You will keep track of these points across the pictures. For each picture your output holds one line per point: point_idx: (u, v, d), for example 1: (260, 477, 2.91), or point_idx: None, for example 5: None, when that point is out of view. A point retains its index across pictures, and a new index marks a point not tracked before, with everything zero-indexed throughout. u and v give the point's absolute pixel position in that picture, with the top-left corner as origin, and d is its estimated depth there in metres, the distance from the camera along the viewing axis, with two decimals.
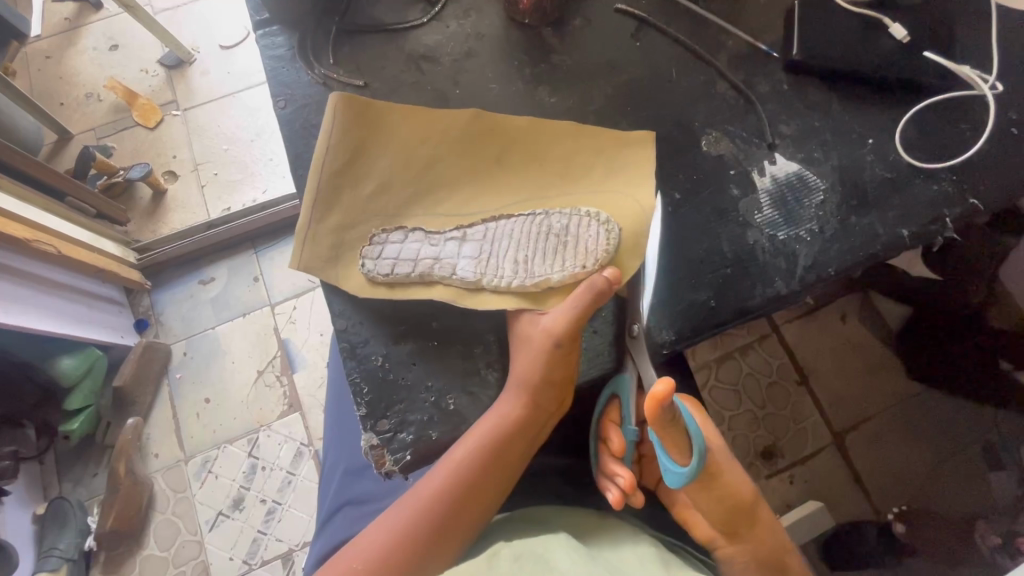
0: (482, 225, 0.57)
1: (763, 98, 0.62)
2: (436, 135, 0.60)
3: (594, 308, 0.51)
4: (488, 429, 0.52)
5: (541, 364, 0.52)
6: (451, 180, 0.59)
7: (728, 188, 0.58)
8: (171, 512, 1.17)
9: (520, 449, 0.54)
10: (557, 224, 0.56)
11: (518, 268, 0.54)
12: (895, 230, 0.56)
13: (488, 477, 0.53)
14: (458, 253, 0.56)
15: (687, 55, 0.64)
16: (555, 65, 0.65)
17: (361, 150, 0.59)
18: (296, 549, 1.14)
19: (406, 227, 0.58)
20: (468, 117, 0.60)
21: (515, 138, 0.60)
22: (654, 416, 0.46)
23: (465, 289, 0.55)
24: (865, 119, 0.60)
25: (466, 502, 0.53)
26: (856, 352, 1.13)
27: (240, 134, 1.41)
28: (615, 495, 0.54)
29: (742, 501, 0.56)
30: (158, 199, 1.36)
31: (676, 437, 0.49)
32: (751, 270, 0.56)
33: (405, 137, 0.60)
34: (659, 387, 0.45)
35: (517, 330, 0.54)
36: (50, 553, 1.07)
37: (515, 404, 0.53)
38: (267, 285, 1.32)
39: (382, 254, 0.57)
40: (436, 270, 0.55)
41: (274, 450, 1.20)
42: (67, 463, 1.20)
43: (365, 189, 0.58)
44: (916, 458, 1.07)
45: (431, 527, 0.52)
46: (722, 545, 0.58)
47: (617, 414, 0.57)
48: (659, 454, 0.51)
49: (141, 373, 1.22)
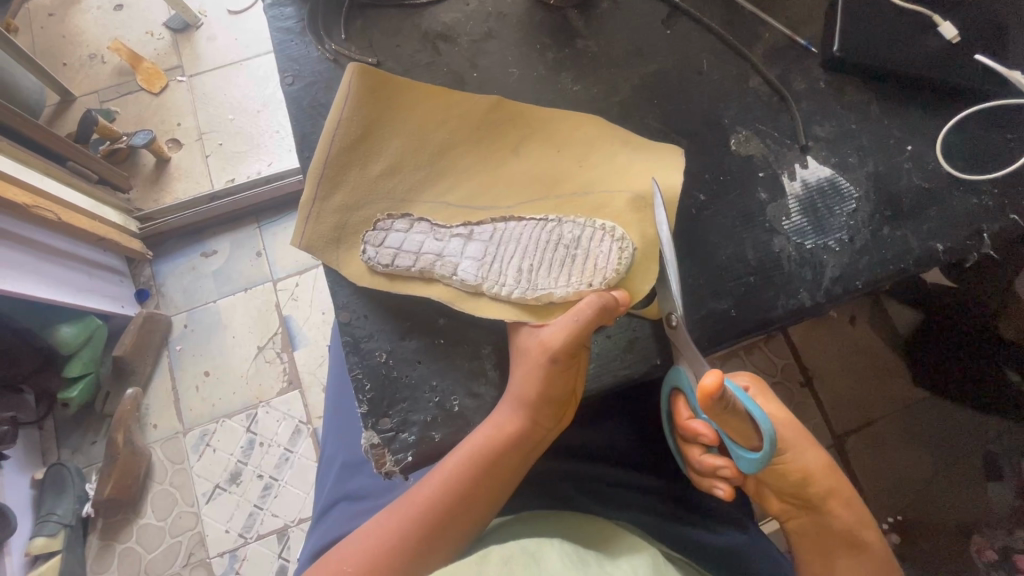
0: (490, 224, 0.55)
1: (798, 96, 0.58)
2: (454, 118, 0.57)
3: (597, 323, 0.49)
4: (482, 440, 0.50)
5: (536, 380, 0.49)
6: (460, 173, 0.57)
7: (756, 191, 0.55)
8: (169, 482, 1.17)
9: (511, 465, 0.52)
10: (567, 235, 0.53)
11: (521, 277, 0.52)
12: (929, 244, 0.53)
13: (481, 489, 0.51)
14: (461, 250, 0.54)
15: (721, 46, 0.61)
16: (580, 50, 0.61)
17: (373, 128, 0.57)
18: (292, 525, 1.14)
19: (412, 215, 0.56)
20: (488, 104, 0.58)
21: (537, 127, 0.58)
22: (710, 410, 0.45)
23: (462, 291, 0.53)
24: (906, 124, 0.57)
25: (455, 513, 0.51)
26: (865, 357, 1.11)
27: (247, 104, 1.37)
28: (727, 488, 0.53)
29: (813, 479, 0.54)
30: (162, 166, 1.33)
31: (737, 424, 0.47)
32: (775, 280, 0.53)
33: (421, 118, 0.57)
34: (709, 380, 0.43)
35: (516, 342, 0.51)
36: (48, 518, 1.08)
37: (511, 416, 0.50)
38: (270, 259, 1.30)
39: (386, 242, 0.55)
40: (437, 268, 0.53)
41: (272, 426, 1.20)
42: (65, 430, 1.19)
43: (372, 170, 0.56)
44: (915, 464, 1.05)
45: (420, 537, 0.51)
46: (795, 515, 0.57)
47: (688, 409, 0.53)
48: (728, 441, 0.50)
49: (141, 343, 1.20)
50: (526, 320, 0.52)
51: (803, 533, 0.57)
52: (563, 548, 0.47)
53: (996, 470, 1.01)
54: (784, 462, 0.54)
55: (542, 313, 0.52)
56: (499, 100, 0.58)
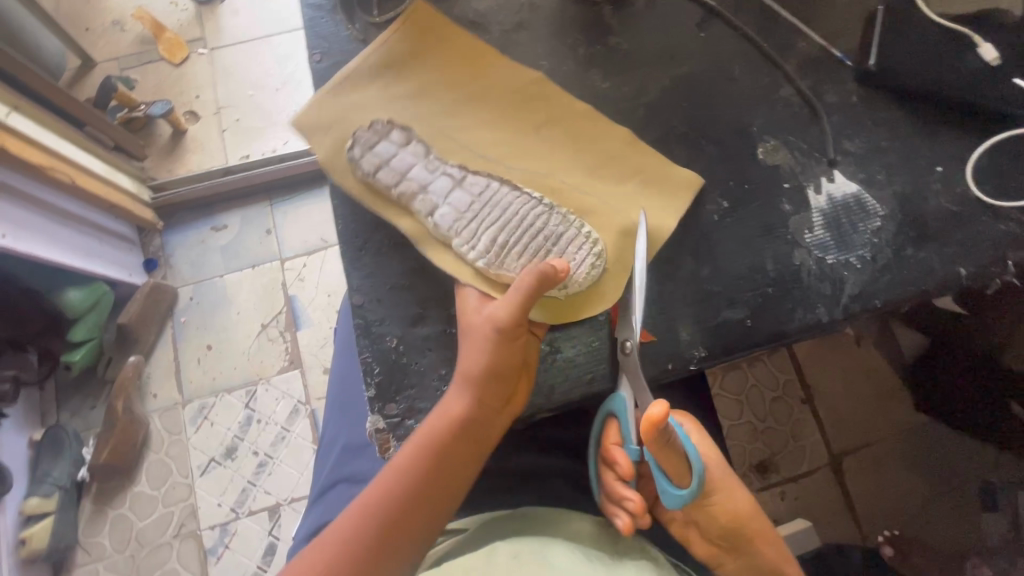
0: (484, 179, 0.55)
1: (829, 109, 0.58)
2: (495, 70, 0.59)
3: (534, 293, 0.48)
4: (430, 424, 0.49)
5: (482, 354, 0.48)
6: (466, 135, 0.57)
7: (780, 202, 0.55)
8: (165, 453, 1.17)
9: (464, 451, 0.49)
10: (549, 226, 0.53)
11: (488, 246, 0.52)
12: (952, 267, 0.52)
13: (435, 481, 0.49)
14: (444, 193, 0.54)
15: (754, 52, 0.60)
16: (611, 47, 0.61)
17: (414, 61, 0.59)
18: (284, 504, 1.14)
19: (411, 132, 0.57)
20: (513, 83, 0.59)
21: (572, 110, 0.58)
22: (651, 440, 0.45)
23: (431, 231, 0.54)
24: (937, 144, 0.56)
25: (410, 509, 0.48)
26: (868, 378, 1.10)
27: (267, 80, 1.37)
28: (626, 520, 0.51)
29: (738, 517, 0.53)
30: (177, 137, 1.33)
31: (673, 459, 0.48)
32: (793, 293, 0.53)
33: (463, 64, 0.59)
34: (655, 410, 0.44)
35: (462, 317, 0.51)
36: (44, 479, 1.08)
37: (459, 399, 0.49)
38: (280, 238, 1.30)
39: (375, 148, 0.55)
40: (416, 199, 0.54)
41: (271, 404, 1.20)
42: (66, 393, 1.19)
43: (388, 106, 0.58)
44: (910, 488, 1.05)
45: (375, 534, 0.48)
46: (724, 560, 0.54)
47: (617, 435, 0.53)
48: (659, 475, 0.50)
49: (146, 313, 1.20)
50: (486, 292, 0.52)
51: None
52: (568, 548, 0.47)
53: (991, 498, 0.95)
54: (710, 500, 0.52)
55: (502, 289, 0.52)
56: (529, 81, 0.59)
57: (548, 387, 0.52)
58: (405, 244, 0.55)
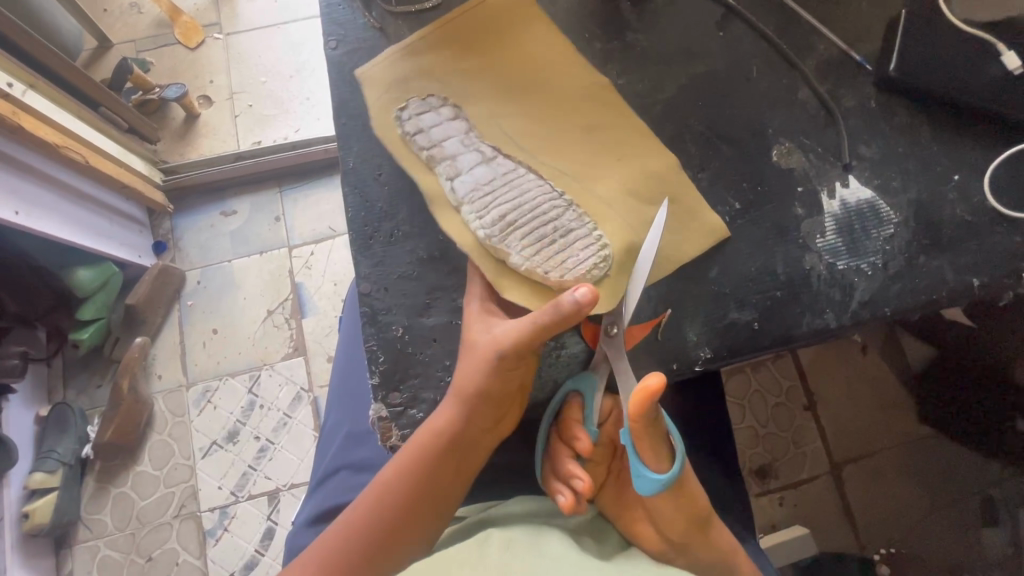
0: (512, 165, 0.56)
1: (847, 113, 0.57)
2: (557, 60, 0.59)
3: (552, 327, 0.47)
4: (422, 435, 0.49)
5: (481, 374, 0.48)
6: (477, 108, 0.58)
7: (792, 206, 0.54)
8: (168, 434, 1.18)
9: (456, 460, 0.50)
10: (562, 220, 0.53)
11: (495, 223, 0.53)
12: (964, 278, 0.52)
13: (423, 493, 0.50)
14: (470, 165, 0.55)
15: (772, 53, 0.59)
16: (628, 43, 0.60)
17: (484, 39, 0.60)
18: (283, 489, 1.15)
19: (461, 111, 0.58)
20: (535, 69, 0.59)
21: (615, 112, 0.58)
22: (643, 415, 0.43)
23: (447, 198, 0.55)
24: (954, 153, 0.55)
25: (403, 518, 0.49)
26: (873, 386, 1.08)
27: (281, 68, 1.37)
28: (569, 497, 0.49)
29: (702, 512, 0.51)
30: (190, 122, 1.34)
31: (654, 440, 0.46)
32: (803, 297, 0.52)
33: (529, 50, 0.60)
34: (652, 380, 0.43)
35: (466, 327, 0.51)
36: (49, 455, 1.10)
37: (450, 413, 0.49)
38: (289, 225, 1.30)
39: (421, 115, 0.57)
40: (443, 166, 0.55)
41: (274, 390, 1.21)
42: (72, 371, 1.21)
43: (410, 63, 0.59)
44: (911, 500, 1.03)
45: (370, 543, 0.49)
46: (672, 557, 0.52)
47: (580, 413, 0.52)
48: (634, 458, 0.48)
49: (154, 294, 1.21)
50: (490, 269, 0.52)
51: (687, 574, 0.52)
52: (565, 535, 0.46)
53: (993, 514, 0.99)
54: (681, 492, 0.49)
55: (504, 265, 0.52)
56: (552, 70, 0.59)
57: (553, 384, 0.54)
58: (414, 234, 0.55)
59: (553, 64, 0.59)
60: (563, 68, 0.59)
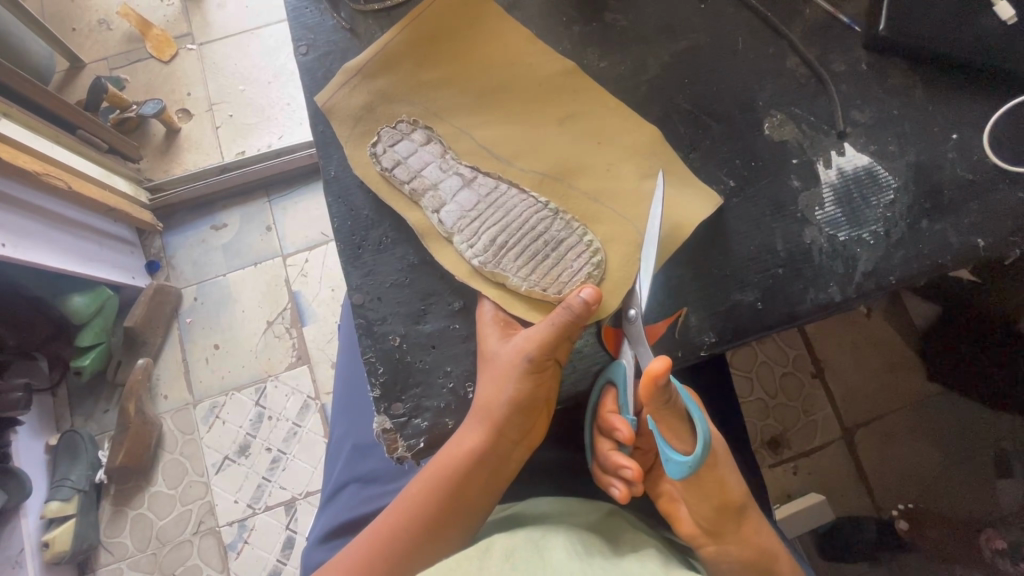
0: (494, 180, 0.54)
1: (837, 78, 0.55)
2: (526, 55, 0.57)
3: (570, 331, 0.47)
4: (445, 457, 0.49)
5: (505, 388, 0.47)
6: (452, 122, 0.56)
7: (788, 178, 0.53)
8: (180, 452, 1.18)
9: (479, 482, 0.50)
10: (552, 231, 0.52)
11: (488, 248, 0.52)
12: (968, 239, 0.50)
13: (454, 512, 0.50)
14: (454, 192, 0.54)
15: (757, 22, 0.57)
16: (608, 24, 0.58)
17: (447, 40, 0.57)
18: (299, 498, 1.15)
19: (432, 132, 0.56)
20: (507, 63, 0.57)
21: (593, 103, 0.56)
22: (652, 397, 0.42)
23: (436, 229, 0.53)
24: (951, 111, 0.54)
25: (424, 539, 0.50)
26: (878, 350, 1.08)
27: (258, 74, 1.34)
28: (622, 488, 0.50)
29: (733, 503, 0.50)
30: (172, 136, 1.31)
31: (674, 420, 0.45)
32: (805, 272, 0.51)
33: (497, 46, 0.57)
34: (655, 363, 0.41)
35: (481, 339, 0.50)
36: (63, 483, 1.10)
37: (478, 435, 0.48)
38: (280, 234, 1.29)
39: (394, 147, 0.55)
40: (427, 197, 0.54)
41: (281, 400, 1.20)
42: (78, 398, 1.20)
43: (379, 83, 0.57)
44: (925, 460, 1.03)
45: (389, 563, 0.49)
46: (704, 542, 0.52)
47: (614, 403, 0.51)
48: (661, 441, 0.47)
49: (152, 315, 1.20)
50: (492, 295, 0.51)
51: (718, 563, 0.51)
52: (568, 538, 0.45)
53: (1005, 465, 0.98)
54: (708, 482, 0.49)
55: (503, 292, 0.52)
56: (527, 67, 0.57)
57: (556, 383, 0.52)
58: (403, 240, 0.54)
59: (527, 59, 0.57)
60: (539, 61, 0.57)
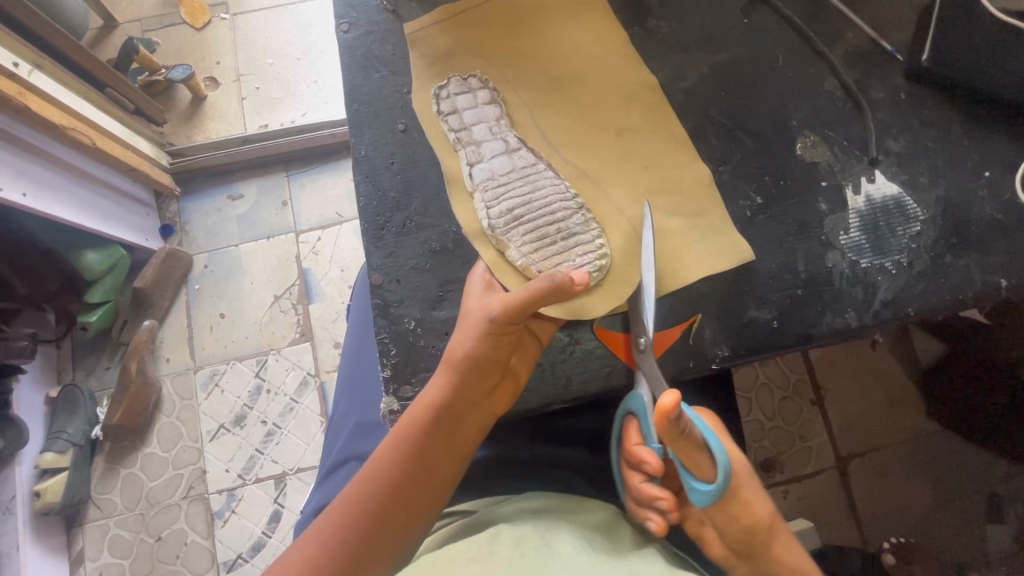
0: (533, 163, 0.55)
1: (874, 105, 0.55)
2: (610, 58, 0.57)
3: (549, 298, 0.47)
4: (417, 409, 0.49)
5: (481, 338, 0.48)
6: (519, 95, 0.57)
7: (815, 201, 0.53)
8: (176, 417, 1.19)
9: (452, 434, 0.49)
10: (568, 222, 0.53)
11: (505, 214, 0.53)
12: (991, 278, 0.50)
13: (417, 474, 0.49)
14: (493, 154, 0.55)
15: (800, 42, 0.57)
16: (650, 30, 0.58)
17: (536, 25, 0.58)
18: (290, 473, 1.16)
19: (498, 94, 0.57)
20: (583, 61, 0.57)
21: (650, 116, 0.56)
22: (667, 432, 0.43)
23: (463, 178, 0.55)
24: (987, 148, 0.53)
25: (398, 497, 0.48)
26: (880, 383, 1.07)
27: (289, 49, 1.35)
28: (660, 521, 0.50)
29: (760, 523, 0.50)
30: (197, 104, 1.32)
31: (693, 452, 0.46)
32: (823, 295, 0.51)
33: (580, 41, 0.58)
34: (666, 399, 0.42)
35: (463, 299, 0.51)
36: (59, 435, 1.10)
37: (451, 383, 0.48)
38: (295, 210, 1.29)
39: (456, 94, 0.56)
40: (464, 149, 0.55)
41: (281, 374, 1.21)
42: (82, 353, 1.21)
43: (461, 35, 0.58)
44: (915, 497, 1.03)
45: (364, 524, 0.47)
46: (737, 564, 0.52)
47: (638, 435, 0.52)
48: (685, 471, 0.48)
49: (162, 277, 1.21)
50: (490, 259, 0.52)
51: None
52: (573, 533, 0.46)
53: (998, 509, 0.98)
54: (737, 505, 0.49)
55: (501, 261, 0.53)
56: (602, 67, 0.57)
57: (564, 379, 0.52)
58: (426, 225, 0.54)
59: (605, 61, 0.57)
60: (599, 63, 0.57)
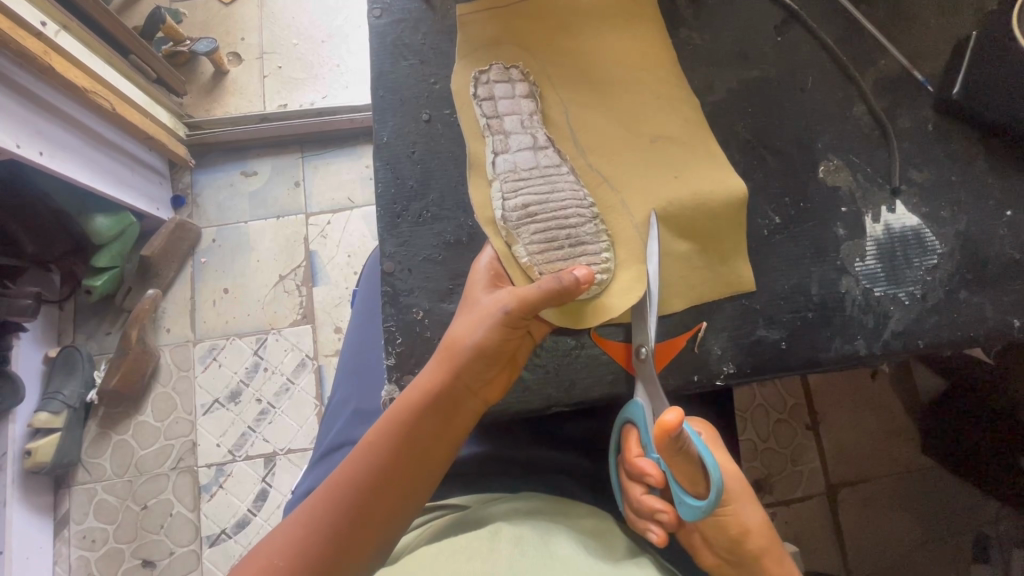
0: (557, 163, 0.54)
1: (900, 134, 0.55)
2: (652, 71, 0.57)
3: (555, 299, 0.48)
4: (415, 396, 0.49)
5: (483, 330, 0.48)
6: (556, 92, 0.57)
7: (834, 225, 0.53)
8: (172, 387, 1.19)
9: (447, 422, 0.49)
10: (579, 230, 0.53)
11: (519, 211, 0.53)
12: (1004, 317, 0.50)
13: (411, 460, 0.49)
14: (520, 147, 0.54)
15: (831, 64, 0.57)
16: (682, 40, 0.58)
17: (584, 27, 0.58)
18: (280, 453, 1.16)
19: (536, 89, 0.56)
20: (623, 67, 0.57)
21: (676, 126, 0.55)
22: (662, 444, 0.43)
23: (485, 169, 0.54)
24: (1011, 188, 0.53)
25: (390, 482, 0.48)
26: (877, 413, 1.07)
27: (314, 31, 1.35)
28: (660, 533, 0.49)
29: (747, 532, 0.50)
30: (218, 78, 1.32)
31: (687, 465, 0.45)
32: (834, 320, 0.51)
33: (622, 49, 0.57)
34: (669, 416, 0.41)
35: (468, 289, 0.51)
36: (55, 395, 1.11)
37: (451, 372, 0.48)
38: (307, 191, 1.29)
39: (496, 83, 0.56)
40: (492, 139, 0.55)
41: (279, 354, 1.21)
42: (83, 316, 1.21)
43: (507, 23, 0.57)
44: (904, 531, 1.02)
45: (353, 506, 0.47)
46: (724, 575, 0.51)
47: (638, 446, 0.51)
48: (677, 486, 0.47)
49: (170, 247, 1.21)
50: (498, 249, 0.52)
51: None
52: (570, 535, 0.46)
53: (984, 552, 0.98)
54: (722, 513, 0.49)
55: (509, 256, 0.52)
56: (639, 76, 0.56)
57: (567, 383, 0.52)
58: (442, 217, 0.54)
59: (646, 72, 0.57)
60: (630, 68, 0.57)
